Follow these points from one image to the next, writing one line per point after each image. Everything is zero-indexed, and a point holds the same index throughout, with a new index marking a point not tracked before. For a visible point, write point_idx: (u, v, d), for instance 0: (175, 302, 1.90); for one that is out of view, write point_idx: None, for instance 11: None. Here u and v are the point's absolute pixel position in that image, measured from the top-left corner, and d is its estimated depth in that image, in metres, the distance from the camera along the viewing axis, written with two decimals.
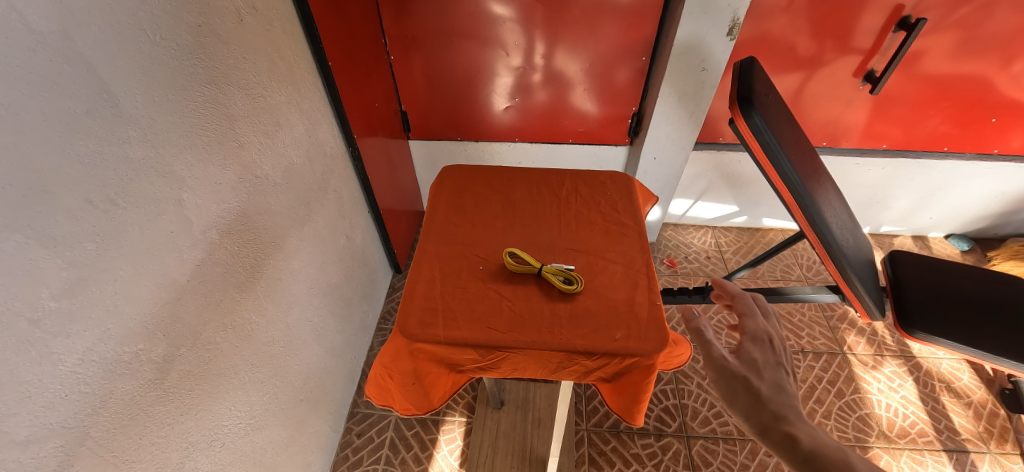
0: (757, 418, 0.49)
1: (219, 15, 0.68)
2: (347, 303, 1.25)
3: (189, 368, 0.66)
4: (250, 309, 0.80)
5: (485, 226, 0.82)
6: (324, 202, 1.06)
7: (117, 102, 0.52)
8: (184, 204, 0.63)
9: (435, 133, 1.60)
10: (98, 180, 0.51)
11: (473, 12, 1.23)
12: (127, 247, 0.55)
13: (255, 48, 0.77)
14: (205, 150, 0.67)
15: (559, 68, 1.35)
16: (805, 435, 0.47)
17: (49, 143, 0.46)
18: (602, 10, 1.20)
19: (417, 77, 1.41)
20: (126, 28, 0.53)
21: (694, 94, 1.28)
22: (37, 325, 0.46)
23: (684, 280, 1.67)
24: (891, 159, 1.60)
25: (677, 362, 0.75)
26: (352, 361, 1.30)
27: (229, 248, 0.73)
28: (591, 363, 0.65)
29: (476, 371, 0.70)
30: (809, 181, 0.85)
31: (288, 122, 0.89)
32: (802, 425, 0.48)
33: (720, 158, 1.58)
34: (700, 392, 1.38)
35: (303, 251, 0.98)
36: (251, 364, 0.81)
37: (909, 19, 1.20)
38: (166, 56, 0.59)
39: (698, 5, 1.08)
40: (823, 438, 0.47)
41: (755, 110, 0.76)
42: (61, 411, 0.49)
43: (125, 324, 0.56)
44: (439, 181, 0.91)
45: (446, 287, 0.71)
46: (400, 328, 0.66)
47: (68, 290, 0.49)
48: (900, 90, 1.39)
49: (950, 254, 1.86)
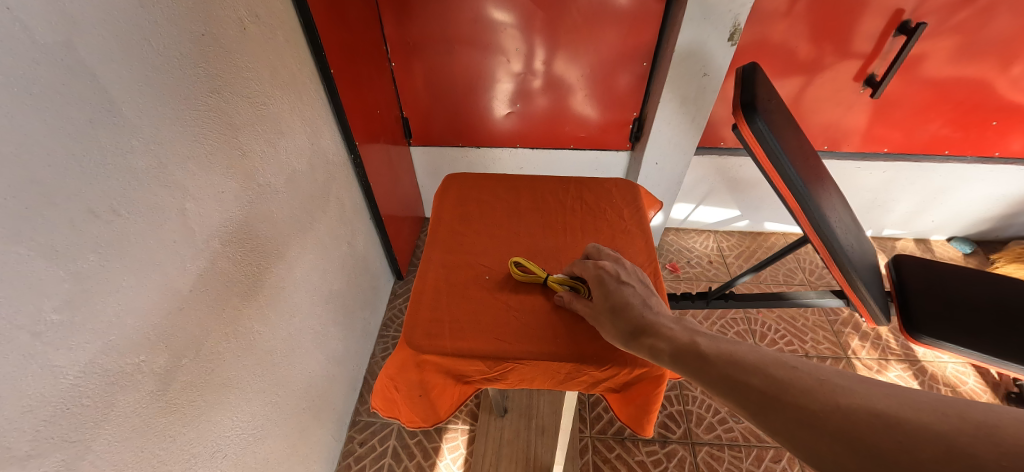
0: (629, 342, 0.55)
1: (222, 24, 0.68)
2: (349, 311, 1.24)
3: (191, 379, 0.65)
4: (252, 318, 0.80)
5: (490, 235, 0.82)
6: (326, 209, 1.06)
7: (121, 112, 0.52)
8: (187, 214, 0.63)
9: (436, 139, 1.60)
10: (102, 190, 0.51)
11: (474, 19, 1.23)
12: (130, 257, 0.55)
13: (257, 56, 0.77)
14: (208, 159, 0.67)
15: (560, 73, 1.35)
16: (660, 337, 0.52)
17: (52, 153, 0.45)
18: (603, 16, 1.20)
19: (418, 83, 1.41)
20: (129, 38, 0.53)
21: (695, 99, 1.28)
22: (38, 338, 0.46)
23: (686, 285, 1.66)
24: (893, 163, 1.60)
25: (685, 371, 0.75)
26: (354, 368, 1.30)
27: (231, 257, 0.73)
28: (599, 374, 0.64)
29: (482, 382, 0.69)
30: (813, 186, 0.85)
31: (290, 130, 0.89)
32: (660, 324, 0.54)
33: (721, 163, 1.58)
34: (704, 398, 1.37)
35: (305, 259, 0.97)
36: (253, 373, 0.81)
37: (909, 24, 1.20)
38: (169, 65, 0.59)
39: (699, 11, 1.09)
40: (679, 327, 0.53)
41: (758, 115, 0.76)
42: (63, 425, 0.48)
43: (127, 336, 0.55)
44: (444, 189, 0.91)
45: (452, 297, 0.71)
46: (406, 339, 0.65)
47: (70, 302, 0.48)
48: (901, 93, 1.39)
49: (952, 256, 1.86)
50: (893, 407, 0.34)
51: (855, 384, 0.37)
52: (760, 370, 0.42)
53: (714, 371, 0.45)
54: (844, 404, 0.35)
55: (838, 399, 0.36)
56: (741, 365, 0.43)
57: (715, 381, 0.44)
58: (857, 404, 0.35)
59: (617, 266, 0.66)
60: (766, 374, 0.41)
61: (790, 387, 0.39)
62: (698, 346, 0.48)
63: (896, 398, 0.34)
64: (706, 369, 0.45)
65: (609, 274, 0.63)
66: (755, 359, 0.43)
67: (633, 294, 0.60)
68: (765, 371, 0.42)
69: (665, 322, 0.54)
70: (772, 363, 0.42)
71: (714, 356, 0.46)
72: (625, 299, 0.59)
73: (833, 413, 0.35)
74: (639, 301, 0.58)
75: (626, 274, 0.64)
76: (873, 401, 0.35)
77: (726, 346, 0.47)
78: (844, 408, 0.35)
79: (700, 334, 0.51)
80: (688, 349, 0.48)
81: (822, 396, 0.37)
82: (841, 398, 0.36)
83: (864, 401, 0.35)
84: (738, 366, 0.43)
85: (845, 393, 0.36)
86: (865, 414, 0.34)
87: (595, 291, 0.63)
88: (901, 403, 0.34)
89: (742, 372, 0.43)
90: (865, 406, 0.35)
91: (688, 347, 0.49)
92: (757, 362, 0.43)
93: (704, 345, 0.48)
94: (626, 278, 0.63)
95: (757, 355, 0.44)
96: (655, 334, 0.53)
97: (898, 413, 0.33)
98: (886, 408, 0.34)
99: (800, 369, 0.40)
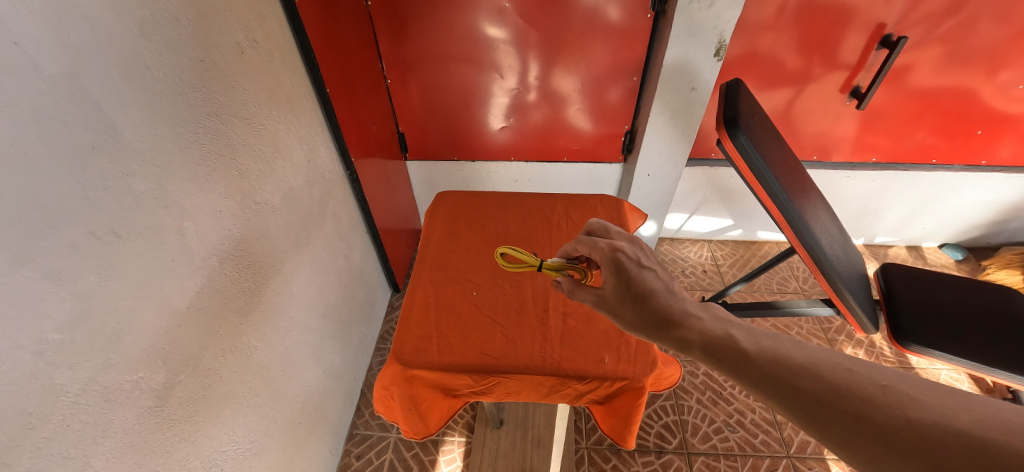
0: (657, 334, 0.55)
1: (221, 48, 0.71)
2: (346, 324, 1.26)
3: (188, 395, 0.67)
4: (248, 333, 0.81)
5: (478, 252, 0.84)
6: (322, 225, 1.08)
7: (122, 137, 0.54)
8: (186, 233, 0.65)
9: (432, 154, 1.62)
10: (104, 213, 0.53)
11: (468, 37, 1.26)
12: (130, 277, 0.57)
13: (255, 78, 0.79)
14: (206, 179, 0.69)
15: (552, 88, 1.38)
16: (693, 328, 0.52)
17: (55, 179, 0.47)
18: (593, 33, 1.24)
19: (414, 99, 1.44)
20: (131, 66, 0.55)
21: (684, 112, 1.31)
22: (40, 357, 0.47)
23: None
24: (881, 172, 1.63)
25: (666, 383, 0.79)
26: (351, 381, 1.31)
27: (229, 274, 0.75)
28: (583, 387, 0.66)
29: (470, 395, 0.71)
30: (797, 198, 0.87)
31: (287, 148, 0.91)
32: (688, 315, 0.55)
33: (713, 173, 1.61)
34: (699, 408, 1.37)
35: (302, 274, 0.99)
36: (250, 388, 0.82)
37: (890, 37, 1.23)
38: (168, 90, 0.61)
39: (685, 28, 1.12)
40: (710, 318, 0.53)
41: (741, 130, 0.79)
42: (63, 442, 0.50)
43: (126, 353, 0.57)
44: (435, 206, 0.93)
45: (441, 313, 0.72)
46: (396, 354, 0.67)
47: (71, 322, 0.50)
48: (887, 104, 1.42)
49: (945, 263, 1.87)
50: (970, 424, 0.33)
51: (921, 395, 0.37)
52: (815, 375, 0.41)
53: (760, 369, 0.44)
54: (915, 419, 0.35)
55: (907, 413, 0.36)
56: (792, 368, 0.43)
57: (762, 383, 0.43)
58: (929, 419, 0.35)
59: (633, 246, 0.66)
60: (824, 380, 0.41)
61: (852, 397, 0.39)
62: (739, 342, 0.48)
63: (969, 414, 0.34)
64: (751, 368, 0.45)
65: (627, 256, 0.63)
66: (805, 360, 0.43)
67: (655, 280, 0.61)
68: (821, 376, 0.41)
69: (696, 312, 0.55)
70: (827, 366, 0.42)
71: (756, 354, 0.46)
72: (648, 284, 0.60)
73: (904, 427, 0.35)
74: (664, 289, 0.59)
75: (644, 255, 0.65)
76: (947, 416, 0.35)
77: (770, 343, 0.46)
78: (917, 424, 0.35)
79: (736, 326, 0.51)
80: (726, 345, 0.48)
81: (890, 410, 0.37)
82: (912, 412, 0.36)
83: (935, 416, 0.35)
84: (789, 369, 0.43)
85: (915, 407, 0.36)
86: (939, 431, 0.34)
87: (613, 275, 0.62)
88: (979, 420, 0.33)
89: (794, 375, 0.42)
90: (939, 422, 0.34)
91: (726, 343, 0.49)
92: (808, 364, 0.43)
93: (742, 340, 0.48)
94: (644, 259, 0.64)
95: (808, 356, 0.44)
96: (687, 325, 0.53)
97: (976, 432, 0.33)
98: (961, 424, 0.34)
99: (858, 374, 0.40)
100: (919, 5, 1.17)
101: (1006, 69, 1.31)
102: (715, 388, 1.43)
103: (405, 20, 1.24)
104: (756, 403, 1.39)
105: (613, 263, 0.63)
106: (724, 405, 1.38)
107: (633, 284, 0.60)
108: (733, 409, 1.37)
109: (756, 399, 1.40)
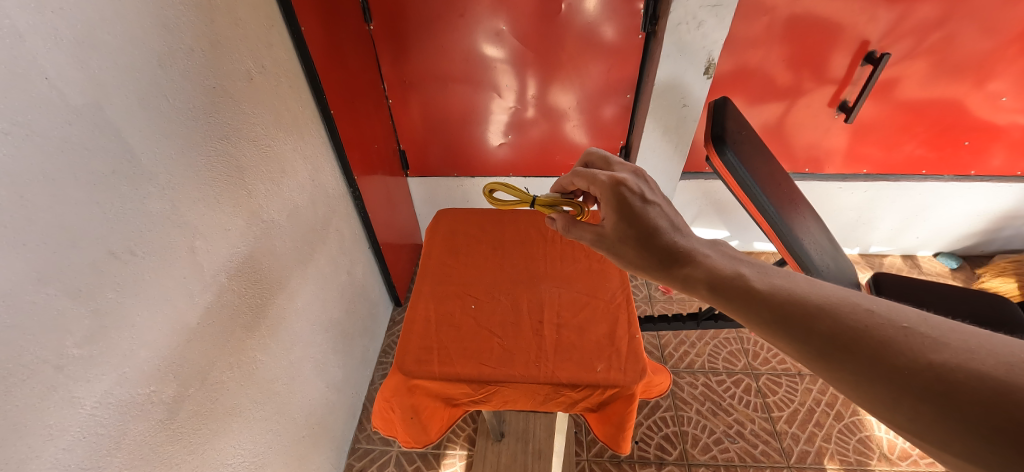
0: (666, 272, 0.59)
1: (232, 75, 0.74)
2: (348, 338, 1.28)
3: (196, 408, 0.69)
4: (254, 348, 0.83)
5: (476, 267, 0.86)
6: (326, 241, 1.11)
7: (140, 162, 0.58)
8: (197, 251, 0.68)
9: (433, 170, 1.67)
10: (122, 234, 0.56)
11: (466, 59, 1.31)
12: (144, 294, 0.59)
13: (262, 102, 0.83)
14: (216, 199, 0.72)
15: (549, 105, 1.42)
16: (698, 267, 0.55)
17: (79, 203, 0.50)
18: (587, 52, 1.28)
19: (415, 118, 1.49)
20: (150, 95, 0.59)
21: (676, 128, 1.37)
22: (60, 370, 0.50)
23: (678, 306, 1.71)
24: (872, 183, 1.66)
25: (655, 391, 0.83)
26: (353, 396, 1.32)
27: (236, 290, 0.77)
28: (576, 394, 0.69)
29: (469, 404, 0.73)
30: (788, 211, 0.91)
31: (292, 168, 0.94)
32: (698, 255, 0.57)
33: (708, 186, 1.64)
34: (699, 419, 1.38)
35: (306, 289, 1.01)
36: (255, 401, 0.84)
37: (874, 54, 1.27)
38: (183, 116, 0.64)
39: (674, 48, 1.18)
40: (716, 258, 0.55)
41: (728, 147, 0.87)
42: (79, 452, 0.52)
43: (139, 367, 0.59)
44: (435, 222, 0.96)
45: (440, 325, 0.75)
46: (398, 364, 0.69)
47: (89, 337, 0.53)
48: (875, 117, 1.46)
49: (940, 272, 1.90)
50: (996, 368, 0.32)
51: (946, 338, 0.35)
52: (831, 317, 0.41)
53: (770, 308, 0.44)
54: (937, 362, 0.34)
55: (929, 356, 0.35)
56: (807, 308, 0.42)
57: (772, 322, 0.43)
58: (953, 362, 0.33)
59: (636, 187, 0.68)
60: (840, 322, 0.40)
61: (870, 338, 0.38)
62: (746, 282, 0.49)
63: (996, 358, 0.33)
64: (761, 307, 0.45)
65: (629, 197, 0.66)
66: (821, 301, 0.42)
67: (657, 220, 0.64)
68: (837, 318, 0.40)
69: (703, 252, 0.57)
70: (844, 308, 0.41)
71: (767, 292, 0.46)
72: (649, 225, 0.63)
73: (923, 369, 0.34)
74: (669, 227, 0.63)
75: (648, 195, 0.67)
76: (972, 359, 0.33)
77: (782, 284, 0.47)
78: (938, 367, 0.34)
79: (744, 265, 0.53)
80: (732, 283, 0.50)
81: (910, 352, 0.35)
82: (934, 356, 0.34)
83: (960, 360, 0.33)
84: (801, 308, 0.43)
85: (937, 350, 0.35)
86: (962, 374, 0.32)
87: (620, 214, 0.66)
88: (1006, 363, 0.32)
89: (807, 316, 0.42)
90: (962, 365, 0.33)
91: (734, 282, 0.50)
92: (824, 304, 0.42)
93: (753, 280, 0.49)
94: (647, 200, 0.66)
95: (823, 297, 0.43)
96: (692, 265, 0.56)
97: (1002, 375, 0.31)
98: (987, 368, 0.32)
99: (878, 316, 0.39)
100: (902, 22, 1.21)
101: (993, 79, 1.34)
102: (713, 398, 1.44)
103: (406, 43, 1.28)
104: (754, 414, 1.40)
105: (616, 204, 0.66)
106: (724, 416, 1.39)
107: (635, 225, 0.64)
108: (732, 420, 1.38)
109: (756, 409, 1.41)
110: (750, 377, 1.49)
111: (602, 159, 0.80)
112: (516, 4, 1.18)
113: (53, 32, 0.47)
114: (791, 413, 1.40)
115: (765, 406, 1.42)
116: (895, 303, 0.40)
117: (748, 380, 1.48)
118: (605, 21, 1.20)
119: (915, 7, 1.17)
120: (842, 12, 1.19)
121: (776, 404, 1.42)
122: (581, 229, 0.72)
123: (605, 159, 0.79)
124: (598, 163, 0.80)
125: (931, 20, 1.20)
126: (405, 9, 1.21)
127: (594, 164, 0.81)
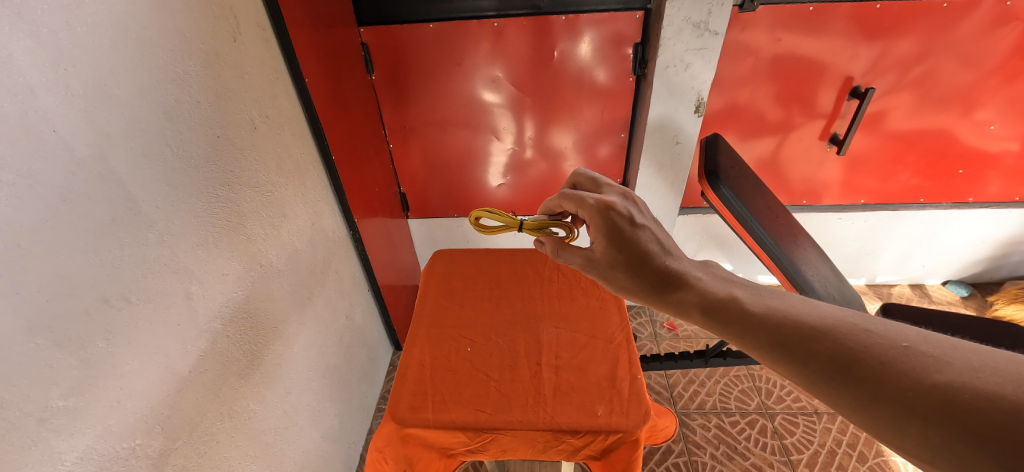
0: (660, 297, 0.58)
1: (237, 124, 0.77)
2: (347, 385, 1.25)
3: (183, 462, 0.66)
4: (247, 396, 0.81)
5: (473, 308, 0.85)
6: (325, 283, 1.10)
7: (141, 210, 0.58)
8: (193, 296, 0.68)
9: (434, 212, 1.69)
10: (117, 282, 0.56)
11: (464, 104, 1.36)
12: (135, 341, 0.58)
13: (264, 150, 0.85)
14: (214, 245, 0.72)
15: (549, 145, 1.46)
16: (691, 292, 0.55)
17: (76, 251, 0.51)
18: (583, 94, 1.32)
19: (415, 161, 1.52)
20: (154, 145, 0.60)
21: (671, 165, 1.41)
22: (43, 424, 0.48)
23: (685, 344, 1.67)
24: (871, 213, 1.67)
25: (660, 435, 0.80)
26: (350, 445, 1.27)
27: (231, 336, 0.76)
28: (577, 442, 0.66)
29: (467, 454, 0.70)
30: (789, 245, 0.90)
31: (292, 212, 0.95)
32: (689, 280, 0.57)
33: (707, 220, 1.65)
34: (714, 464, 1.31)
35: (304, 334, 1.00)
36: (246, 454, 0.80)
37: (859, 88, 1.31)
38: (186, 165, 0.66)
39: (665, 89, 1.23)
40: (710, 281, 0.55)
41: (722, 183, 0.90)
42: None
43: (126, 420, 0.57)
44: (432, 262, 0.96)
45: (436, 369, 0.73)
46: (392, 412, 0.67)
47: (75, 388, 0.51)
48: (866, 149, 1.48)
49: (950, 301, 1.86)
50: (1003, 386, 0.31)
51: (948, 356, 0.34)
52: (830, 338, 0.40)
53: (766, 333, 0.44)
54: (942, 382, 0.33)
55: (932, 376, 0.34)
56: (805, 331, 0.42)
57: (772, 346, 0.43)
58: (959, 382, 0.32)
59: (625, 209, 0.68)
60: (839, 343, 0.39)
61: (870, 360, 0.37)
62: (741, 305, 0.49)
63: (1002, 375, 0.32)
64: (757, 331, 0.45)
65: (619, 221, 0.66)
66: (819, 323, 0.42)
67: (647, 243, 0.63)
68: (836, 340, 0.39)
69: (695, 275, 0.57)
70: (841, 329, 0.40)
71: (764, 316, 0.46)
72: (640, 249, 0.63)
73: (927, 391, 0.33)
74: (660, 250, 0.63)
75: (637, 217, 0.67)
76: (977, 378, 0.32)
77: (778, 306, 0.46)
78: (943, 387, 0.33)
79: (736, 288, 0.53)
80: (726, 308, 0.50)
81: (913, 373, 0.34)
82: (938, 376, 0.33)
83: (966, 380, 0.32)
84: (798, 330, 0.42)
85: (940, 370, 0.34)
86: (968, 394, 0.31)
87: (609, 238, 0.65)
88: (1013, 382, 0.31)
89: (805, 339, 0.41)
90: (969, 385, 0.32)
91: (729, 305, 0.49)
92: (822, 325, 0.42)
93: (748, 303, 0.48)
94: (636, 223, 0.66)
95: (820, 318, 0.43)
96: (685, 289, 0.56)
97: (1009, 394, 0.30)
98: (993, 387, 0.31)
99: (877, 336, 0.38)
100: (883, 58, 1.25)
101: (981, 108, 1.36)
102: (728, 441, 1.37)
103: (406, 90, 1.34)
104: (772, 457, 1.33)
105: (606, 229, 0.66)
106: (740, 460, 1.32)
107: (626, 250, 0.64)
108: (749, 464, 1.31)
109: (773, 452, 1.34)
110: (765, 417, 1.42)
111: (590, 179, 0.81)
112: (511, 51, 1.24)
113: (65, 88, 0.49)
114: (812, 455, 1.33)
115: (783, 448, 1.34)
116: (894, 322, 0.39)
117: (763, 420, 1.42)
118: (597, 65, 1.25)
119: (895, 43, 1.22)
120: (824, 51, 1.24)
121: (795, 446, 1.35)
122: (570, 253, 0.72)
123: (593, 180, 0.80)
124: (586, 184, 0.81)
125: (912, 54, 1.24)
126: (405, 58, 1.27)
127: (582, 184, 0.82)
